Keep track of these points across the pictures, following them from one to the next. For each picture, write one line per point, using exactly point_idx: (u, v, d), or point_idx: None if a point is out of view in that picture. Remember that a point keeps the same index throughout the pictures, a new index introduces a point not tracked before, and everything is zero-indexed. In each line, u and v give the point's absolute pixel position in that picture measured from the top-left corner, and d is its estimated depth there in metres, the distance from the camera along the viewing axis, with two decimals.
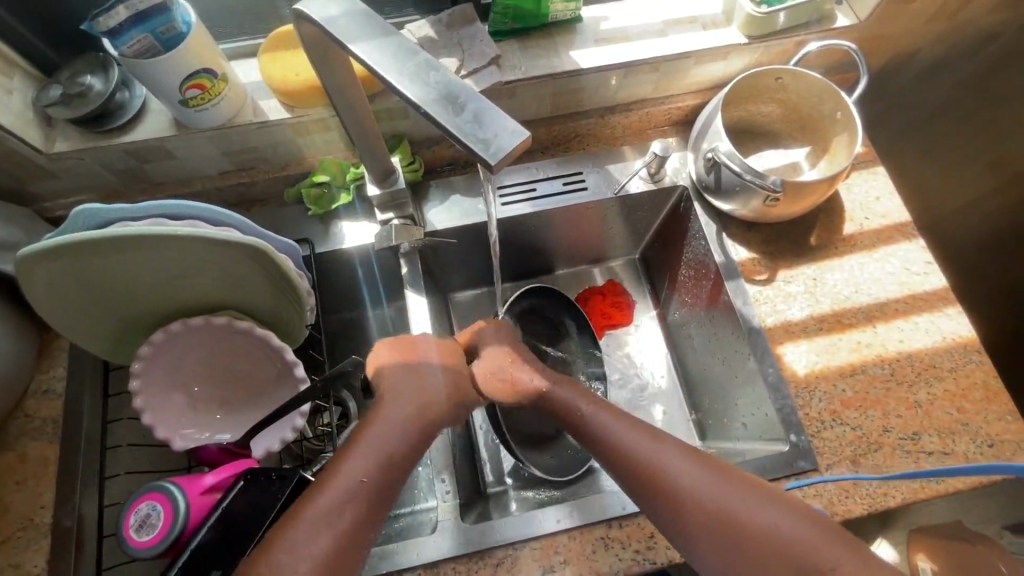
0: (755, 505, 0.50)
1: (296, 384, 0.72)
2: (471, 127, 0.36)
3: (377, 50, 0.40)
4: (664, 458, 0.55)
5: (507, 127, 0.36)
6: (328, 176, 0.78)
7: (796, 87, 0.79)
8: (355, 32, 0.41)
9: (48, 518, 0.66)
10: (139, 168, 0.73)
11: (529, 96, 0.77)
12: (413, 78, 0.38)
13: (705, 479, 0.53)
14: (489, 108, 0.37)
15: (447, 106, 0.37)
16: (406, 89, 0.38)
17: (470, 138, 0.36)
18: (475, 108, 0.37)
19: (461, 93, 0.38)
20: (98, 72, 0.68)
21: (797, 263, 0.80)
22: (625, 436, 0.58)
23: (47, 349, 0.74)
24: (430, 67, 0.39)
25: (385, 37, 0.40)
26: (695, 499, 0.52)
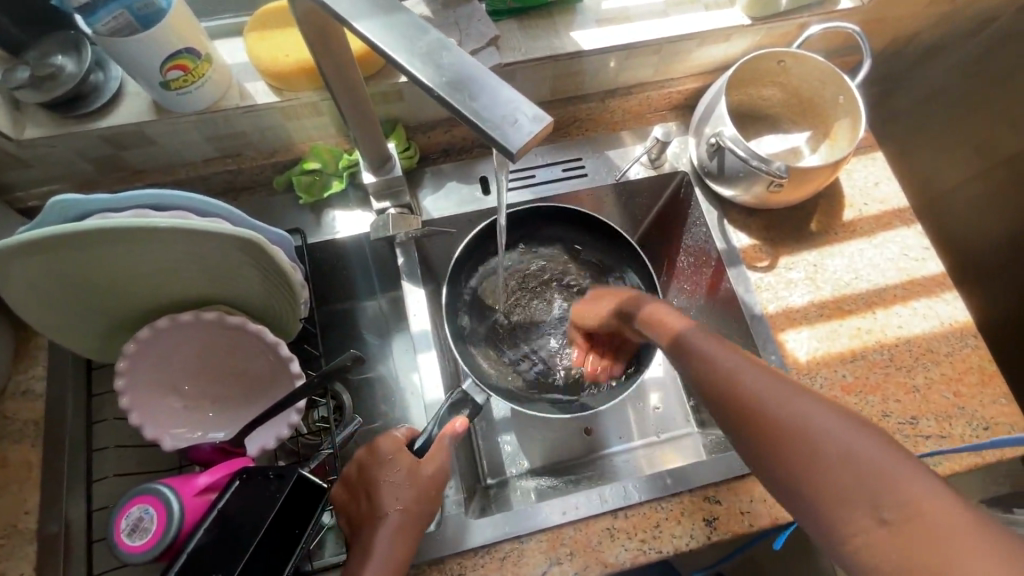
0: (847, 429, 0.47)
1: (291, 379, 0.69)
2: (487, 111, 0.34)
3: (383, 28, 0.37)
4: (757, 377, 0.53)
5: (526, 111, 0.34)
6: (320, 163, 0.74)
7: (798, 70, 0.77)
8: (357, 7, 0.38)
9: (33, 524, 0.63)
10: (116, 155, 0.69)
11: (528, 78, 0.74)
12: (424, 59, 0.36)
13: (794, 397, 0.50)
14: (506, 90, 0.35)
15: (462, 90, 0.35)
16: (417, 71, 0.35)
17: (490, 124, 0.34)
18: (492, 92, 0.35)
19: (477, 75, 0.35)
20: (70, 52, 0.63)
21: (797, 250, 0.80)
22: (720, 352, 0.57)
23: (23, 348, 0.70)
24: (442, 47, 0.36)
25: (390, 12, 0.37)
26: (778, 416, 0.50)
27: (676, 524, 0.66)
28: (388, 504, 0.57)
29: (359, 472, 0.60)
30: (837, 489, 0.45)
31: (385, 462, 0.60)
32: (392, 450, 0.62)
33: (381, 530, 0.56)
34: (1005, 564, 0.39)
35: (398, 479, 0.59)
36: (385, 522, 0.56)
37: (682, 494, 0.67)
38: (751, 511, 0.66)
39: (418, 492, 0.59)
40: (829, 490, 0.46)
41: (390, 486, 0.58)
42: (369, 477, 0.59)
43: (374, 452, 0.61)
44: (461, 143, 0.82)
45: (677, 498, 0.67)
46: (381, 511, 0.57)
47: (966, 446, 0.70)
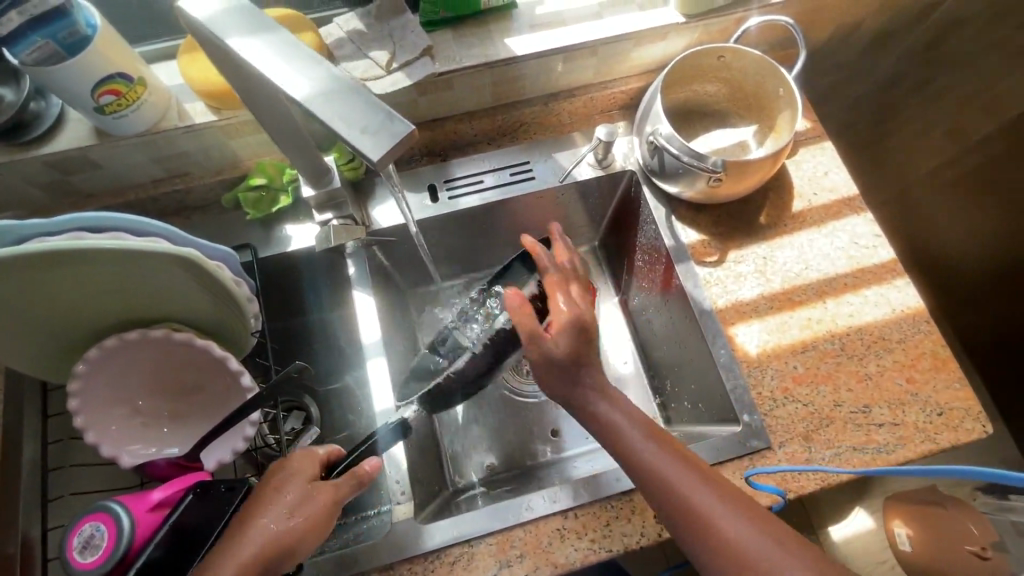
0: (747, 529, 0.52)
1: (244, 392, 0.70)
2: (356, 123, 0.35)
3: (261, 46, 0.38)
4: (676, 470, 0.56)
5: (394, 124, 0.35)
6: (265, 179, 0.75)
7: (737, 65, 0.78)
8: (238, 27, 0.39)
9: None
10: (64, 181, 0.71)
11: (466, 86, 0.75)
12: (298, 74, 0.37)
13: (716, 501, 0.54)
14: (375, 103, 0.36)
15: (332, 104, 0.35)
16: (290, 86, 0.36)
17: (356, 136, 0.34)
18: (361, 104, 0.35)
19: (349, 89, 0.36)
20: (9, 82, 0.64)
21: (747, 243, 0.80)
22: (647, 444, 0.58)
23: None
24: (317, 62, 0.37)
25: (269, 31, 0.38)
26: (670, 489, 0.55)
27: (626, 522, 0.66)
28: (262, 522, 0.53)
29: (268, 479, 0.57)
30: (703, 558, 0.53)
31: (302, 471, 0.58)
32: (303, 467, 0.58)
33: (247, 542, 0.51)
34: None
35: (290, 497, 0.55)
36: (254, 531, 0.52)
37: (632, 492, 0.67)
38: None
39: (304, 517, 0.54)
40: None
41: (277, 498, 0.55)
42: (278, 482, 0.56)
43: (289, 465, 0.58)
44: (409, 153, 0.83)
45: (627, 497, 0.67)
46: (255, 525, 0.52)
47: (919, 433, 0.70)
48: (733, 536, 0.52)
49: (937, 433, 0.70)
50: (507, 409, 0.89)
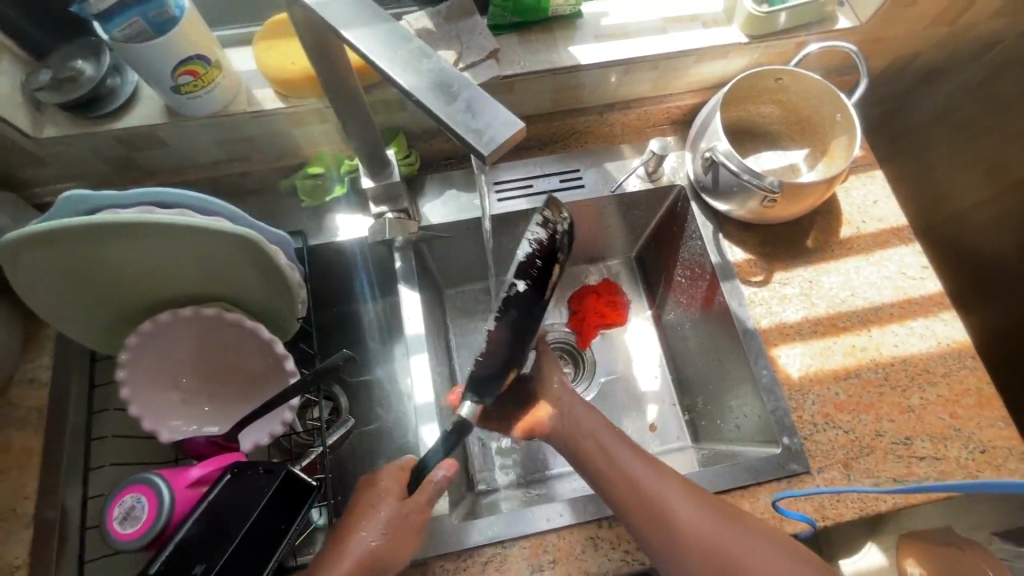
0: (753, 545, 0.57)
1: (285, 378, 0.71)
2: (463, 116, 0.35)
3: (370, 37, 0.39)
4: (681, 499, 0.59)
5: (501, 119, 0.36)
6: (323, 168, 0.78)
7: (795, 89, 0.78)
8: (348, 17, 0.40)
9: (30, 509, 0.65)
10: (130, 156, 0.72)
11: (527, 91, 0.76)
12: (407, 65, 0.37)
13: (724, 523, 0.58)
14: (480, 96, 0.36)
15: (440, 95, 0.36)
16: (397, 77, 0.37)
17: (463, 129, 0.35)
18: (468, 97, 0.36)
19: (456, 82, 0.37)
20: (90, 57, 0.67)
21: (794, 265, 0.80)
22: (649, 476, 0.61)
23: (33, 338, 0.73)
24: (424, 55, 0.38)
25: (378, 23, 0.39)
26: (646, 493, 0.59)
27: None
28: (356, 532, 0.56)
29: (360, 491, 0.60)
30: (710, 567, 0.57)
31: (377, 497, 0.59)
32: (386, 484, 0.59)
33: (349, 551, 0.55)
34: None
35: (382, 514, 0.57)
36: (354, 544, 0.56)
37: None
38: None
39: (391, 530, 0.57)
40: None
41: (370, 512, 0.58)
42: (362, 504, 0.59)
43: (376, 477, 0.60)
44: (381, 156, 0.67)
45: None
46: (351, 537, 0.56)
47: (961, 469, 0.69)
48: (725, 541, 0.57)
49: (979, 469, 0.69)
50: None
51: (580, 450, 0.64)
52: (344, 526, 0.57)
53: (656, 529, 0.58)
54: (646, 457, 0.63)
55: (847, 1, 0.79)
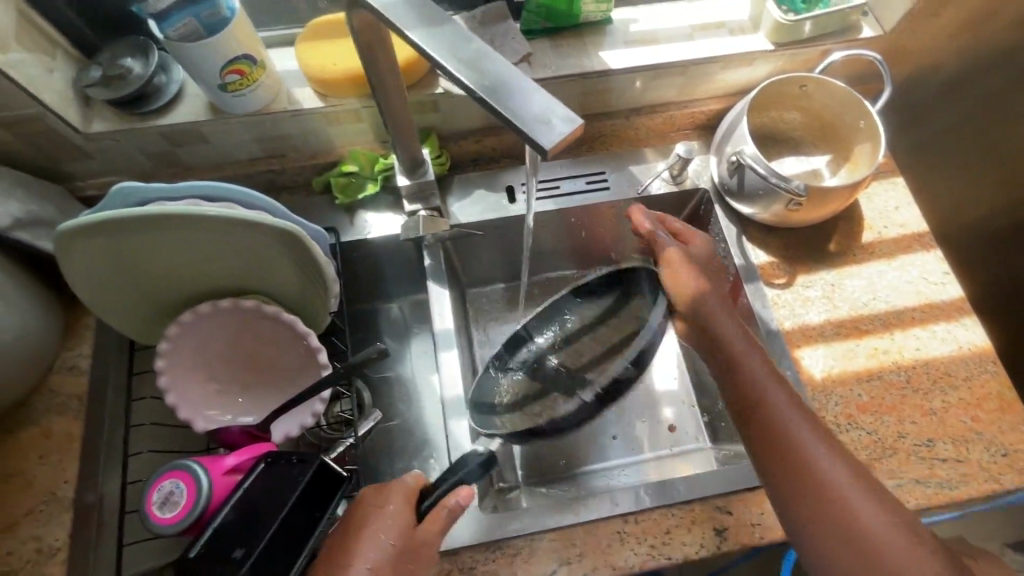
0: (864, 499, 0.54)
1: (318, 370, 0.72)
2: (524, 111, 0.37)
3: (433, 38, 0.41)
4: (808, 433, 0.58)
5: (559, 116, 0.37)
6: (357, 168, 0.78)
7: (820, 95, 0.80)
8: (411, 20, 0.42)
9: (70, 494, 0.66)
10: (172, 152, 0.74)
11: (557, 94, 0.78)
12: (469, 65, 0.39)
13: (843, 468, 0.56)
14: (540, 94, 0.38)
15: (503, 92, 0.38)
16: (461, 75, 0.39)
17: (524, 124, 0.36)
18: (528, 95, 0.38)
19: (515, 80, 0.38)
20: (139, 56, 0.69)
21: (816, 269, 0.81)
22: (786, 407, 0.59)
23: (73, 328, 0.74)
24: (485, 55, 0.40)
25: (441, 25, 0.41)
26: (781, 420, 0.58)
27: (687, 531, 0.67)
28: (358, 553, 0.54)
29: (366, 502, 0.57)
30: (815, 493, 0.55)
31: (386, 514, 0.56)
32: (394, 503, 0.57)
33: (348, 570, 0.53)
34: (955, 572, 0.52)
35: (390, 534, 0.55)
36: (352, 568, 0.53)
37: (694, 502, 0.68)
38: (762, 524, 0.67)
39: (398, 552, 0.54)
40: (828, 551, 0.54)
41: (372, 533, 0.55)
42: (368, 521, 0.56)
43: (387, 494, 0.58)
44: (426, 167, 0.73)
45: (688, 506, 0.68)
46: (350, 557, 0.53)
47: (983, 472, 0.70)
48: (825, 458, 0.56)
49: (1001, 472, 0.69)
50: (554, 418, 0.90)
51: (700, 333, 0.67)
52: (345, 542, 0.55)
53: (777, 449, 0.57)
54: (793, 397, 0.61)
55: (872, 11, 0.81)
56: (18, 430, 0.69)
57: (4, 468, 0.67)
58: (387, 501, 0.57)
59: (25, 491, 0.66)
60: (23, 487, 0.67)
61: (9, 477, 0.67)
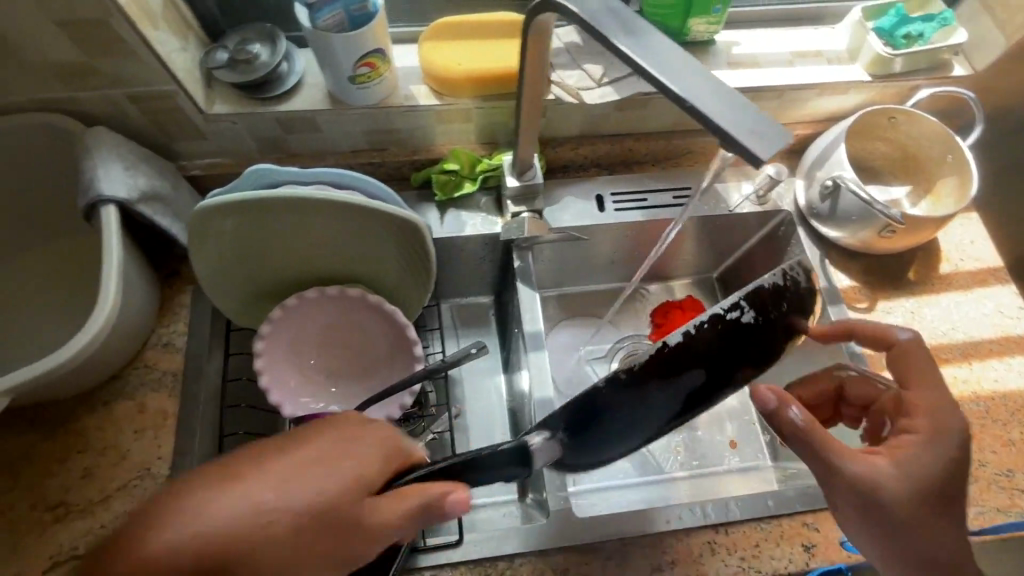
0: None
1: (410, 360, 0.73)
2: (733, 122, 0.39)
3: (640, 50, 0.43)
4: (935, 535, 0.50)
5: (772, 139, 0.39)
6: (457, 165, 0.79)
7: (907, 128, 0.82)
8: (617, 30, 0.45)
9: (165, 470, 0.66)
10: (282, 138, 0.75)
11: (659, 109, 0.80)
12: (676, 78, 0.42)
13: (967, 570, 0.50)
14: (750, 111, 0.40)
15: (716, 103, 0.40)
16: (670, 85, 0.41)
17: (738, 133, 0.38)
18: (737, 109, 0.39)
19: (724, 93, 0.40)
20: (266, 43, 0.71)
21: (897, 296, 0.83)
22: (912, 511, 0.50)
23: (168, 305, 0.75)
24: (691, 69, 0.42)
25: (647, 40, 0.44)
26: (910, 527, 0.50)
27: (776, 546, 0.67)
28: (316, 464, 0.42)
29: (340, 431, 0.44)
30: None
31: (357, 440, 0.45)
32: (375, 454, 0.44)
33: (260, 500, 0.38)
34: None
35: (325, 480, 0.41)
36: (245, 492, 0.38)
37: (782, 517, 0.68)
38: None
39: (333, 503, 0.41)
40: None
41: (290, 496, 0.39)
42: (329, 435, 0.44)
43: (342, 422, 0.46)
44: (531, 172, 0.75)
45: (776, 520, 0.68)
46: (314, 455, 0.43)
47: None
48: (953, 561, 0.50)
49: None
50: None
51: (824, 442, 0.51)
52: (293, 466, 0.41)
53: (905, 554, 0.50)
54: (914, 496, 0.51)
55: (961, 51, 0.83)
56: (113, 404, 0.69)
57: (99, 440, 0.67)
58: (362, 437, 0.45)
59: (120, 465, 0.66)
60: (118, 461, 0.67)
61: (104, 449, 0.67)
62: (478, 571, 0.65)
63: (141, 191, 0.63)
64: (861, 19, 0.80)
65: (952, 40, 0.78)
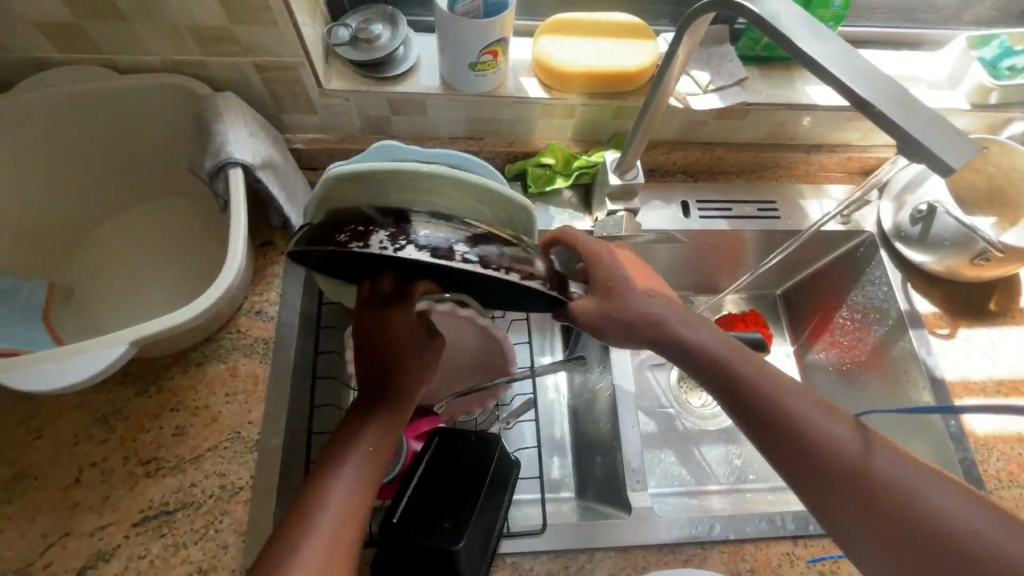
0: (869, 446, 0.48)
1: (507, 361, 0.74)
2: (925, 131, 0.41)
3: (825, 49, 0.45)
4: (788, 394, 0.51)
5: (956, 152, 0.40)
6: (554, 160, 0.80)
7: (999, 160, 0.82)
8: (799, 30, 0.45)
9: (254, 435, 0.66)
10: (387, 119, 0.76)
11: (757, 119, 0.81)
12: (863, 82, 0.43)
13: (831, 423, 0.50)
14: (935, 121, 0.42)
15: (906, 112, 0.42)
16: (856, 88, 0.43)
17: (931, 143, 0.40)
18: (926, 117, 0.41)
19: (911, 100, 0.42)
20: (386, 25, 0.72)
21: (977, 325, 0.83)
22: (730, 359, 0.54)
23: (260, 273, 0.75)
24: (877, 75, 0.43)
25: (829, 40, 0.45)
26: (780, 403, 0.51)
27: None
28: (343, 514, 0.46)
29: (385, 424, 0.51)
30: (831, 472, 0.48)
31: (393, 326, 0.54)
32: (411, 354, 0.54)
33: (305, 552, 0.44)
34: (947, 493, 0.46)
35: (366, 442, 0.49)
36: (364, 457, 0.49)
37: None
38: None
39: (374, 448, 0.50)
40: (907, 514, 0.46)
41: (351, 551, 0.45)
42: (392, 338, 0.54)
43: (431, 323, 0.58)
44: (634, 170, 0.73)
45: None
46: (320, 520, 0.45)
47: None
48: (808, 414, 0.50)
49: None
50: (687, 425, 0.94)
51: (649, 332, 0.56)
52: (279, 545, 0.44)
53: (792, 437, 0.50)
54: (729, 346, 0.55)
55: None
56: (206, 365, 0.70)
57: (192, 401, 0.68)
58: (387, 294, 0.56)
59: (211, 426, 0.66)
60: (209, 422, 0.67)
61: (195, 408, 0.67)
62: (559, 562, 0.65)
63: (262, 157, 0.65)
64: (967, 47, 0.80)
65: None
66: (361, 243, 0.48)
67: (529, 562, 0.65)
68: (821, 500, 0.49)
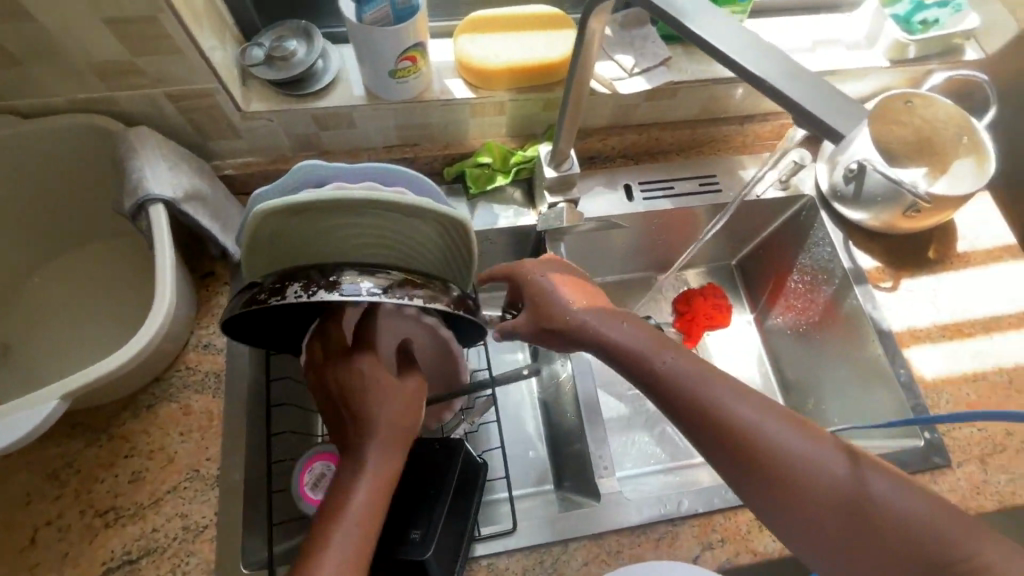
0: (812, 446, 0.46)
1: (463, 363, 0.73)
2: (818, 102, 0.41)
3: (718, 28, 0.45)
4: (729, 398, 0.48)
5: (847, 119, 0.41)
6: (491, 159, 0.80)
7: (924, 112, 0.84)
8: (693, 11, 0.46)
9: (214, 470, 0.65)
10: (316, 135, 0.75)
11: (686, 97, 0.82)
12: (757, 59, 0.43)
13: (776, 425, 0.47)
14: (828, 89, 0.42)
15: (798, 84, 0.42)
16: (748, 65, 0.43)
17: (824, 113, 0.41)
18: (819, 87, 0.42)
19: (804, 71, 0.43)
20: (301, 40, 0.71)
21: (918, 274, 0.86)
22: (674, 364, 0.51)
23: (205, 306, 0.74)
24: (771, 50, 0.44)
25: (722, 19, 0.45)
26: (718, 405, 0.48)
27: None
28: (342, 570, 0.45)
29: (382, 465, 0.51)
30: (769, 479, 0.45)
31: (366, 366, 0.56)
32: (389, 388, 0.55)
33: None
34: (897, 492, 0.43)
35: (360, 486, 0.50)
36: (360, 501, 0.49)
37: None
38: None
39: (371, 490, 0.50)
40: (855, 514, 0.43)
41: None
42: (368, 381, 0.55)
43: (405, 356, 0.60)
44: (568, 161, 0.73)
45: None
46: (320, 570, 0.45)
47: None
48: (749, 413, 0.47)
49: None
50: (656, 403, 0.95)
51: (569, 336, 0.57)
52: None
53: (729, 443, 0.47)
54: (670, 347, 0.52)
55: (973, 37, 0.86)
56: (157, 407, 0.68)
57: (146, 444, 0.66)
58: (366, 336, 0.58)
59: (168, 467, 0.65)
60: (166, 463, 0.65)
61: (150, 452, 0.66)
62: (534, 557, 0.65)
63: (185, 190, 0.63)
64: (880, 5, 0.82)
65: (965, 26, 0.81)
66: (278, 298, 0.53)
67: (505, 560, 0.65)
68: (766, 507, 0.46)
